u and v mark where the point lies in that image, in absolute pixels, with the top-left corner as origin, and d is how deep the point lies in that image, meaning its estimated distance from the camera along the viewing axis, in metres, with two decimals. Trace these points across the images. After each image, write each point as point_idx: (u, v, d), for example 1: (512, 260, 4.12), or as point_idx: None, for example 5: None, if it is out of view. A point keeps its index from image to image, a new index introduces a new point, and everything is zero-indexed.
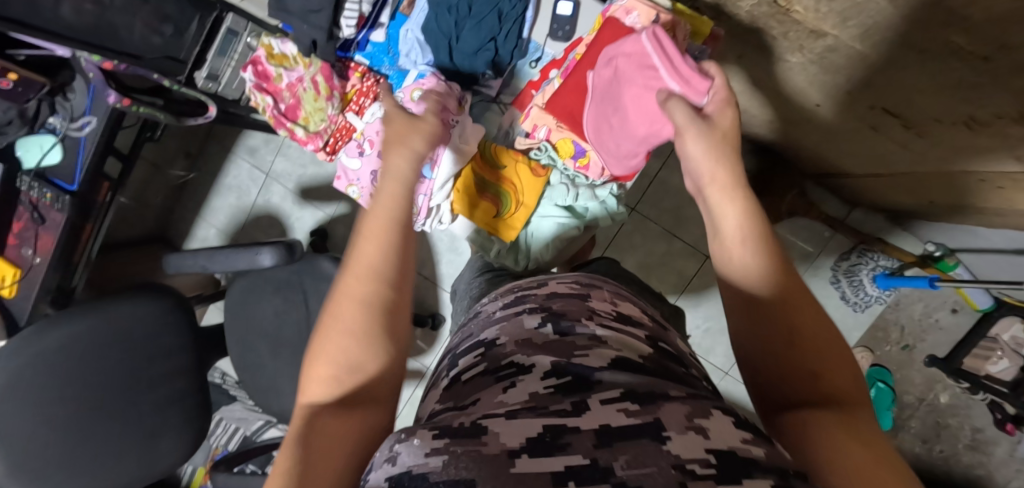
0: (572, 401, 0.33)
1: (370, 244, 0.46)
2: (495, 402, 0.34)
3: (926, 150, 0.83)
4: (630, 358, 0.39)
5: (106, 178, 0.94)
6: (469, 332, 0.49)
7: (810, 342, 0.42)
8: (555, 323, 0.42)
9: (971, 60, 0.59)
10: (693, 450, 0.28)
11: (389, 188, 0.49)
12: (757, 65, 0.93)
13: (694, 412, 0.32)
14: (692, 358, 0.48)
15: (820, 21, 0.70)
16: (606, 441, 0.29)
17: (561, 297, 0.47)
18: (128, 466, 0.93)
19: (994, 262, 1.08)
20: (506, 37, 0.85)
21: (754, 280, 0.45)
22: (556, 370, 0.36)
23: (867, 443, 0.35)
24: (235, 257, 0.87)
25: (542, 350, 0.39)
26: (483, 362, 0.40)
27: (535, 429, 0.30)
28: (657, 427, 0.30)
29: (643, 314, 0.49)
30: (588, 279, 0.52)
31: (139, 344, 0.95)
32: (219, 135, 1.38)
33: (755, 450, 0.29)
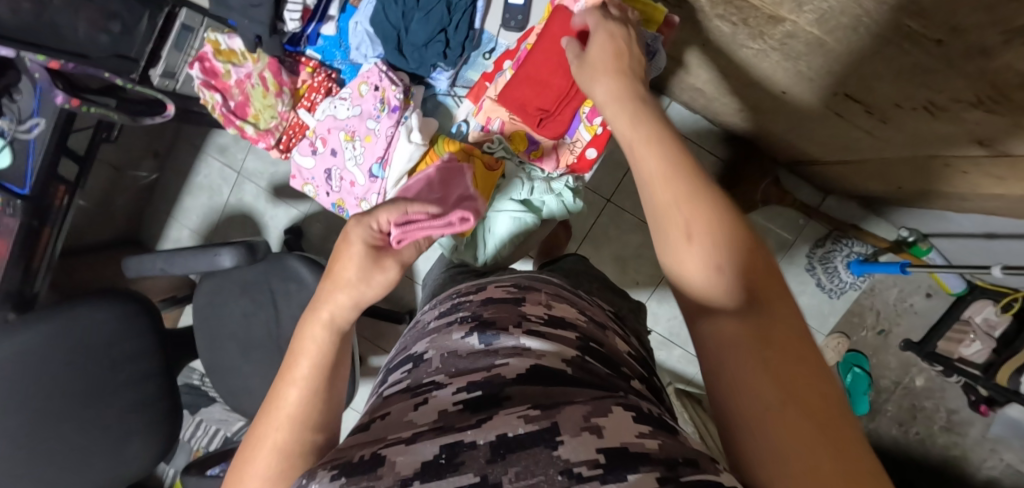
0: (477, 417, 0.37)
1: (295, 374, 0.45)
2: (404, 421, 0.39)
3: (891, 137, 0.83)
4: (551, 366, 0.43)
5: (62, 180, 0.92)
6: (404, 345, 0.55)
7: (707, 232, 0.39)
8: (481, 334, 0.47)
9: (924, 44, 0.58)
10: (583, 452, 0.33)
11: (326, 316, 0.47)
12: (721, 53, 0.92)
13: (593, 412, 0.36)
14: (627, 356, 0.53)
15: (776, 6, 0.69)
16: (497, 455, 0.33)
17: (494, 303, 0.52)
18: (96, 471, 0.92)
19: (966, 245, 1.08)
20: (456, 29, 0.83)
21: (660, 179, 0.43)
22: (468, 387, 0.41)
23: (768, 365, 0.33)
24: (194, 259, 0.85)
25: (460, 367, 0.44)
26: (409, 379, 0.46)
27: (431, 452, 0.34)
28: (552, 431, 0.34)
29: (578, 315, 0.54)
30: (527, 283, 0.58)
31: (102, 348, 0.93)
32: (187, 135, 1.36)
33: (649, 443, 0.34)
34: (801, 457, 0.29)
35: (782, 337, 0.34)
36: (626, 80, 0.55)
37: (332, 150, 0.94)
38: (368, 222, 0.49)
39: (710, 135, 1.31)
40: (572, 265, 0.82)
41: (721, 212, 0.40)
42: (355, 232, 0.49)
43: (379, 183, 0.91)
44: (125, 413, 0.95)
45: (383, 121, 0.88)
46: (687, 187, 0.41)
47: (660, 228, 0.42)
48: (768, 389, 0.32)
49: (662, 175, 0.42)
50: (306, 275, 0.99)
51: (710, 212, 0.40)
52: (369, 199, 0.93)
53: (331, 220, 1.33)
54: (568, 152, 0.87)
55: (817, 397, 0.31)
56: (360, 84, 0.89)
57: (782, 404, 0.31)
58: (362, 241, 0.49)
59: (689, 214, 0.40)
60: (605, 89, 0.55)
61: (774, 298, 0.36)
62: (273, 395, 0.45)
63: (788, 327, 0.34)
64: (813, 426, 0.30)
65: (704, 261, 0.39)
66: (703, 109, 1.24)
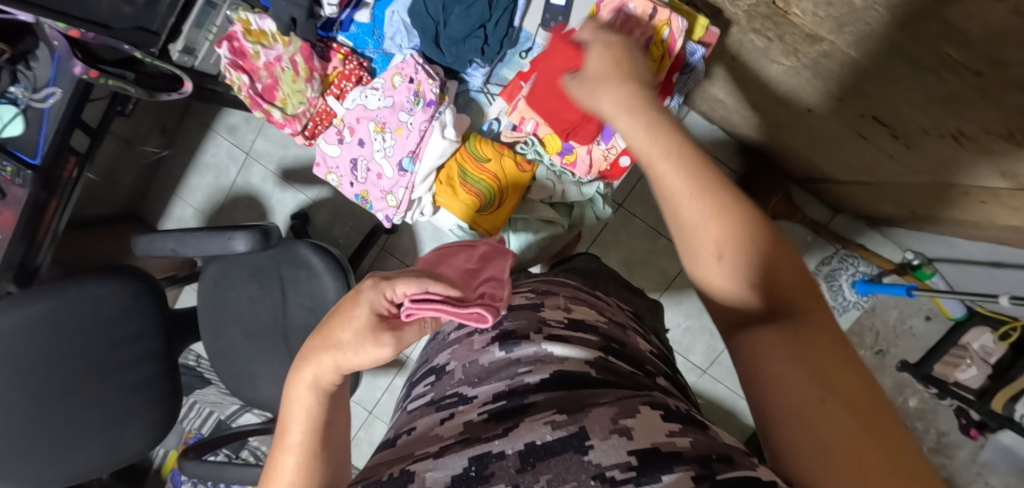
0: (504, 425, 0.37)
1: (288, 444, 0.44)
2: (432, 436, 0.40)
3: (913, 163, 0.83)
4: (573, 370, 0.43)
5: (72, 151, 0.90)
6: (426, 356, 0.56)
7: (734, 240, 0.36)
8: (503, 344, 0.46)
9: (963, 74, 0.58)
10: (614, 455, 0.33)
11: (310, 388, 0.43)
12: (750, 66, 0.92)
13: (620, 414, 0.36)
14: (649, 355, 0.53)
15: (817, 25, 0.69)
16: (527, 464, 0.33)
17: (515, 310, 0.52)
18: (89, 451, 0.90)
19: (972, 273, 1.08)
20: (496, 26, 0.82)
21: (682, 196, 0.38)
22: (494, 399, 0.41)
23: (818, 379, 0.32)
24: (208, 242, 0.84)
25: (483, 377, 0.45)
26: (433, 391, 0.47)
27: (460, 464, 0.34)
28: (580, 436, 0.34)
29: (597, 316, 0.53)
30: (545, 287, 0.57)
31: (105, 326, 0.91)
32: (197, 111, 1.33)
33: (679, 442, 0.33)
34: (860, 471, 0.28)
35: (828, 349, 0.33)
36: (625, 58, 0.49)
37: (359, 141, 0.94)
38: (383, 289, 0.40)
39: (726, 146, 1.32)
40: (586, 264, 0.82)
41: (747, 214, 0.37)
42: (366, 295, 0.40)
43: (408, 176, 0.90)
44: (122, 393, 0.93)
45: (417, 114, 0.87)
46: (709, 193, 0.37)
47: (685, 242, 0.38)
48: (822, 401, 0.31)
49: (671, 166, 0.39)
50: (317, 263, 0.98)
51: (736, 222, 0.36)
52: (395, 194, 0.92)
53: (340, 208, 1.31)
54: (602, 159, 0.85)
55: (868, 403, 0.31)
56: (394, 73, 0.88)
57: (839, 419, 0.30)
58: (367, 307, 0.40)
59: (718, 231, 0.36)
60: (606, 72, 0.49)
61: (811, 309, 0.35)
62: (272, 462, 0.45)
63: (831, 337, 0.34)
64: (874, 445, 0.29)
65: (733, 274, 0.37)
66: (722, 120, 1.24)
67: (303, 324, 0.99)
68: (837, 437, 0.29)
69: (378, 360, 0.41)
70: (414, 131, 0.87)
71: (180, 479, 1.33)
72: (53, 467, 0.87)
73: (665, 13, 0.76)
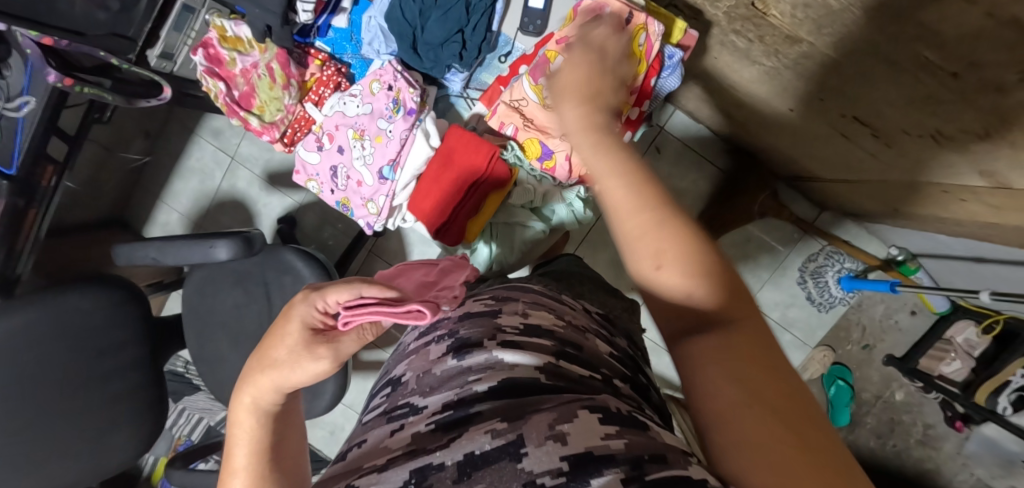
0: (448, 437, 0.36)
1: (234, 468, 0.45)
2: (381, 448, 0.38)
3: (895, 162, 0.84)
4: (523, 377, 0.40)
5: (51, 160, 0.88)
6: (387, 368, 0.53)
7: (671, 245, 0.32)
8: (455, 352, 0.44)
9: (941, 76, 0.59)
10: (547, 461, 0.31)
11: (250, 407, 0.46)
12: (734, 67, 0.93)
13: (558, 418, 0.33)
14: (608, 357, 0.49)
15: (796, 26, 0.70)
16: (464, 474, 0.32)
17: (472, 318, 0.49)
18: (75, 462, 0.89)
19: (953, 267, 1.10)
20: (474, 30, 0.82)
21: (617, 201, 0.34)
22: (442, 408, 0.39)
23: (764, 403, 0.27)
24: (189, 249, 0.83)
25: (433, 386, 0.42)
26: (387, 403, 0.45)
27: (401, 478, 0.33)
28: (517, 444, 0.33)
29: (557, 321, 0.49)
30: (506, 294, 0.54)
31: (88, 336, 0.90)
32: (180, 117, 1.32)
33: (614, 444, 0.31)
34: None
35: (768, 365, 0.29)
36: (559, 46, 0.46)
37: (339, 148, 0.93)
38: (314, 301, 0.46)
39: (713, 145, 1.32)
40: (567, 267, 0.82)
41: (685, 224, 0.32)
42: (297, 309, 0.46)
43: (388, 184, 0.90)
44: (107, 404, 0.92)
45: (397, 123, 0.87)
46: (649, 204, 0.33)
47: (626, 253, 0.34)
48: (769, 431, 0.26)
49: (600, 162, 0.35)
50: (301, 268, 0.97)
51: (678, 235, 0.32)
52: (376, 201, 0.92)
53: (326, 211, 1.31)
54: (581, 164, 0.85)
55: (827, 449, 0.26)
56: (374, 76, 0.88)
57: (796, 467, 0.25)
58: (300, 321, 0.46)
59: (657, 241, 0.32)
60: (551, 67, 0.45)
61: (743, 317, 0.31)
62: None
63: (767, 352, 0.29)
64: None
65: (679, 288, 0.32)
66: (710, 120, 1.24)
67: None
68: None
69: (316, 373, 0.46)
70: (394, 140, 0.88)
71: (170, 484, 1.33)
72: (38, 480, 0.86)
73: (642, 17, 0.76)
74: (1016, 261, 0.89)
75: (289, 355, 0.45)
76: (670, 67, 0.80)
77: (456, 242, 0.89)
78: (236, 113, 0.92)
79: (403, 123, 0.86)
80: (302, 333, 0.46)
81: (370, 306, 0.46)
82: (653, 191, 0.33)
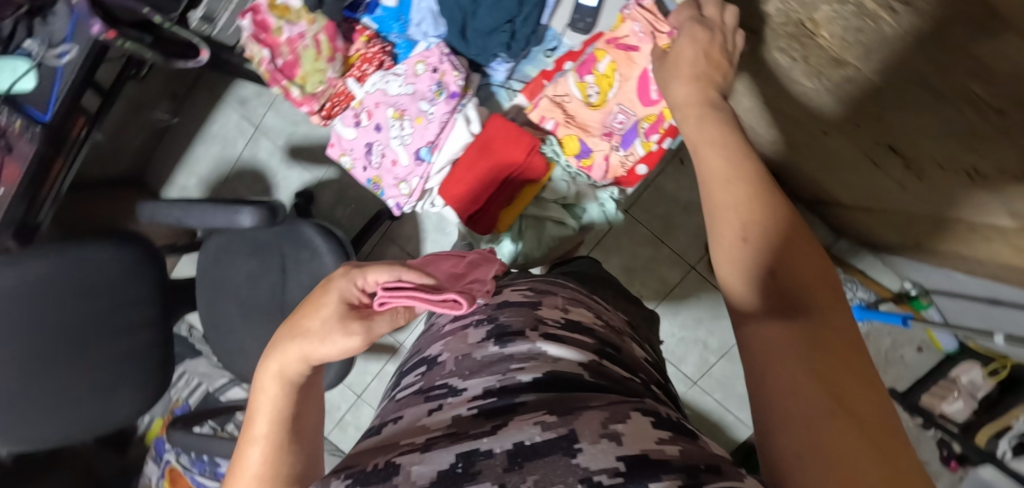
0: (492, 423, 0.38)
1: (255, 435, 0.45)
2: (418, 427, 0.40)
3: (922, 194, 0.84)
4: (566, 370, 0.43)
5: (82, 111, 0.89)
6: (418, 346, 0.55)
7: (765, 235, 0.41)
8: (497, 339, 0.47)
9: (986, 112, 0.58)
10: (602, 460, 0.32)
11: (275, 376, 0.46)
12: (774, 85, 0.94)
13: (611, 418, 0.36)
14: (644, 363, 0.53)
15: (844, 49, 0.71)
16: (515, 463, 0.33)
17: (511, 307, 0.52)
18: (76, 415, 0.89)
19: (965, 306, 1.10)
20: (525, 21, 0.81)
21: (713, 182, 0.46)
22: (484, 394, 0.41)
23: (814, 365, 0.33)
24: (214, 214, 0.83)
25: (474, 371, 0.45)
26: (422, 381, 0.47)
27: (447, 461, 0.34)
28: (570, 439, 0.34)
29: (594, 319, 0.54)
30: (543, 287, 0.57)
31: (104, 289, 0.91)
32: (209, 81, 1.32)
33: (669, 450, 0.33)
34: (828, 437, 0.30)
35: (834, 344, 0.35)
36: (708, 83, 0.57)
37: (377, 125, 0.95)
38: (354, 278, 0.47)
39: None
40: (585, 268, 0.82)
41: (772, 202, 0.43)
42: (337, 284, 0.47)
43: (424, 166, 0.93)
44: (114, 360, 0.92)
45: (438, 105, 0.88)
46: (743, 180, 0.44)
47: (714, 223, 0.44)
48: (812, 386, 0.32)
49: (713, 150, 0.48)
50: (320, 244, 0.96)
51: (766, 212, 0.42)
52: (409, 182, 0.95)
53: (345, 190, 1.31)
54: (619, 165, 0.85)
55: (869, 414, 0.31)
56: (418, 55, 0.89)
57: (839, 424, 0.30)
58: (338, 295, 0.47)
59: (746, 213, 0.42)
60: (694, 91, 0.57)
61: (826, 307, 0.37)
62: (240, 454, 0.46)
63: (839, 337, 0.35)
64: (869, 447, 0.29)
65: (756, 259, 0.41)
66: None
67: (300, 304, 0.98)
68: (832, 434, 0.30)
69: (346, 349, 0.46)
70: (435, 122, 0.89)
71: (164, 446, 1.33)
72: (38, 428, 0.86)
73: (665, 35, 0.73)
74: None
75: (322, 325, 0.46)
76: None
77: (487, 231, 0.92)
78: (277, 81, 0.93)
79: (443, 107, 0.88)
80: (337, 304, 0.47)
81: (408, 292, 0.47)
82: (764, 196, 0.43)
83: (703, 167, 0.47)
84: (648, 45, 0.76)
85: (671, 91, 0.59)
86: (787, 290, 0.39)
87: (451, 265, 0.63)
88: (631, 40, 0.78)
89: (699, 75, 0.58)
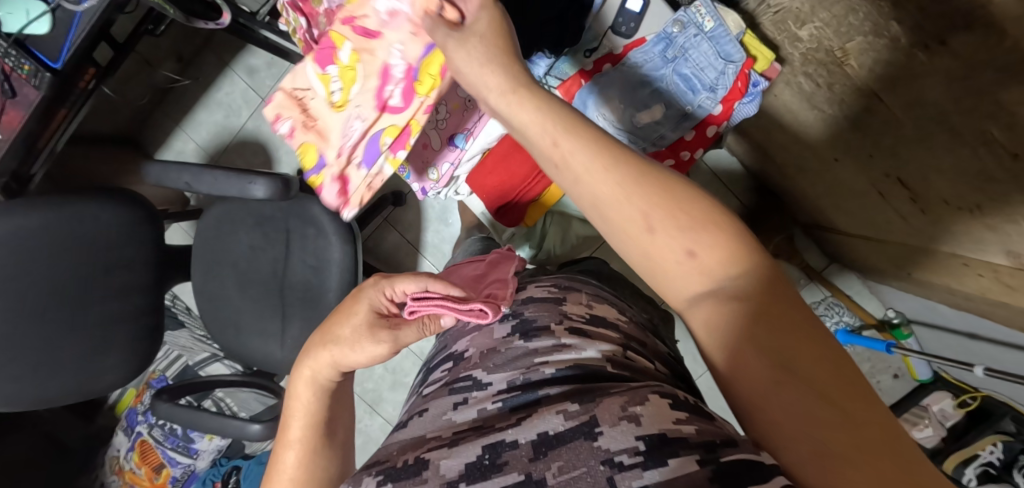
0: (517, 416, 0.38)
1: (289, 439, 0.45)
2: (445, 421, 0.40)
3: (923, 228, 0.86)
4: (594, 364, 0.42)
5: (93, 63, 0.87)
6: (444, 344, 0.56)
7: (666, 216, 0.35)
8: (520, 334, 0.47)
9: (1000, 153, 0.60)
10: (622, 440, 0.32)
11: (303, 382, 0.46)
12: (793, 109, 0.98)
13: (630, 401, 0.35)
14: (667, 357, 0.54)
15: (870, 81, 0.74)
16: (540, 453, 0.33)
17: (535, 302, 0.52)
18: (55, 381, 0.85)
19: (944, 340, 1.14)
20: (577, 14, 0.83)
21: (586, 179, 0.38)
22: (508, 388, 0.41)
23: (772, 351, 0.32)
24: (226, 182, 0.81)
25: (496, 364, 0.44)
26: (449, 375, 0.47)
27: (474, 453, 0.34)
28: (591, 424, 0.33)
29: (618, 316, 0.54)
30: (567, 284, 0.57)
31: (100, 250, 0.88)
32: (219, 45, 1.28)
33: (685, 429, 0.33)
34: (806, 418, 0.30)
35: (782, 322, 0.33)
36: (510, 61, 0.44)
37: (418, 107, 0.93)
38: (383, 287, 0.47)
39: (741, 180, 1.38)
40: (598, 267, 0.81)
41: (660, 179, 0.36)
42: (366, 294, 0.47)
43: (457, 152, 0.89)
44: (102, 323, 0.89)
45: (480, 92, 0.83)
46: (621, 171, 0.37)
47: (609, 221, 0.37)
48: (767, 372, 0.32)
49: (564, 134, 0.38)
50: (327, 224, 0.94)
51: (663, 192, 0.36)
52: (438, 168, 0.91)
53: None
54: None
55: (827, 378, 0.31)
56: None
57: (801, 402, 0.31)
58: (367, 305, 0.46)
59: (647, 201, 0.36)
60: (496, 81, 0.43)
61: (774, 284, 0.35)
62: (275, 459, 0.46)
63: (790, 307, 0.33)
64: (840, 418, 0.30)
65: (675, 244, 0.35)
66: (747, 156, 1.29)
67: (302, 283, 0.96)
68: (804, 417, 0.30)
69: (374, 355, 0.45)
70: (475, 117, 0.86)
71: (137, 417, 1.27)
72: (15, 389, 0.82)
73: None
74: (1014, 342, 0.92)
75: (349, 331, 0.45)
76: (754, 94, 0.86)
77: (514, 223, 0.97)
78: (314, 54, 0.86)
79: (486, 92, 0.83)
80: (369, 315, 0.46)
81: (440, 306, 0.45)
82: (647, 175, 0.36)
83: (568, 171, 0.39)
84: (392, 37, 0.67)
85: (469, 79, 0.46)
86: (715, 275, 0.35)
87: (476, 269, 0.64)
88: (371, 22, 0.67)
89: (492, 58, 0.44)
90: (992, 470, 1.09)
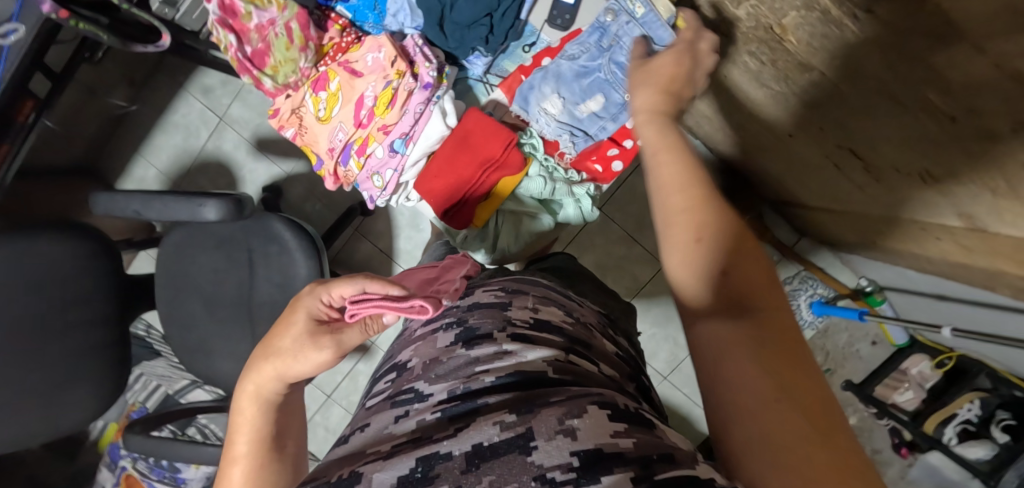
0: (455, 427, 0.38)
1: (234, 455, 0.45)
2: (385, 435, 0.40)
3: (879, 196, 0.87)
4: (535, 370, 0.42)
5: (30, 94, 0.86)
6: (392, 352, 0.55)
7: (714, 237, 0.41)
8: (464, 343, 0.47)
9: (939, 118, 0.61)
10: (556, 456, 0.32)
11: (246, 397, 0.46)
12: (744, 89, 0.98)
13: (567, 414, 0.35)
14: (615, 357, 0.54)
15: (810, 55, 0.74)
16: (472, 465, 0.33)
17: (480, 309, 0.51)
18: (21, 422, 0.84)
19: (914, 302, 1.15)
20: (502, 16, 0.84)
21: (667, 188, 0.44)
22: (448, 399, 0.41)
23: (770, 366, 0.34)
24: (176, 207, 0.79)
25: (439, 375, 0.44)
26: (391, 387, 0.47)
27: (407, 466, 0.34)
28: (527, 437, 0.34)
29: (564, 317, 0.53)
30: (515, 287, 0.57)
31: (58, 286, 0.86)
32: (170, 67, 1.27)
33: (623, 443, 0.33)
34: (784, 427, 0.31)
35: (788, 350, 0.35)
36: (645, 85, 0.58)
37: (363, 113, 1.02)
38: (320, 293, 0.48)
39: (707, 163, 1.38)
40: (561, 263, 0.81)
41: (722, 212, 0.42)
42: (303, 301, 0.47)
43: (398, 158, 0.94)
44: (65, 360, 0.88)
45: (414, 94, 0.89)
46: (694, 187, 0.43)
47: (668, 228, 0.43)
48: (765, 383, 0.33)
49: (666, 149, 0.47)
50: (289, 240, 0.93)
51: (718, 220, 0.41)
52: (382, 175, 0.96)
53: (314, 185, 1.28)
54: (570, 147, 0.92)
55: (814, 404, 0.32)
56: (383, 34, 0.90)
57: (792, 420, 0.31)
58: (305, 313, 0.47)
59: (699, 219, 0.42)
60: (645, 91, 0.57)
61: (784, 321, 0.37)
62: (222, 477, 0.45)
63: (793, 338, 0.36)
64: (818, 439, 0.30)
65: (710, 265, 0.41)
66: (710, 139, 1.30)
67: (269, 301, 0.96)
68: (784, 426, 0.31)
69: (320, 363, 0.46)
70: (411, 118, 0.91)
71: (118, 452, 1.30)
72: None
73: (401, 65, 0.89)
74: (980, 301, 0.93)
75: (291, 346, 0.45)
76: None
77: (463, 225, 0.95)
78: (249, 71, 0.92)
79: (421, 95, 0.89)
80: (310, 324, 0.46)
81: (377, 305, 0.45)
82: (713, 198, 0.43)
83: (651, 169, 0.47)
84: (373, 73, 0.91)
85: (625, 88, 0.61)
86: (737, 296, 0.39)
87: (432, 273, 0.64)
88: (358, 65, 0.93)
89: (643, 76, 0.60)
90: (971, 428, 1.14)
